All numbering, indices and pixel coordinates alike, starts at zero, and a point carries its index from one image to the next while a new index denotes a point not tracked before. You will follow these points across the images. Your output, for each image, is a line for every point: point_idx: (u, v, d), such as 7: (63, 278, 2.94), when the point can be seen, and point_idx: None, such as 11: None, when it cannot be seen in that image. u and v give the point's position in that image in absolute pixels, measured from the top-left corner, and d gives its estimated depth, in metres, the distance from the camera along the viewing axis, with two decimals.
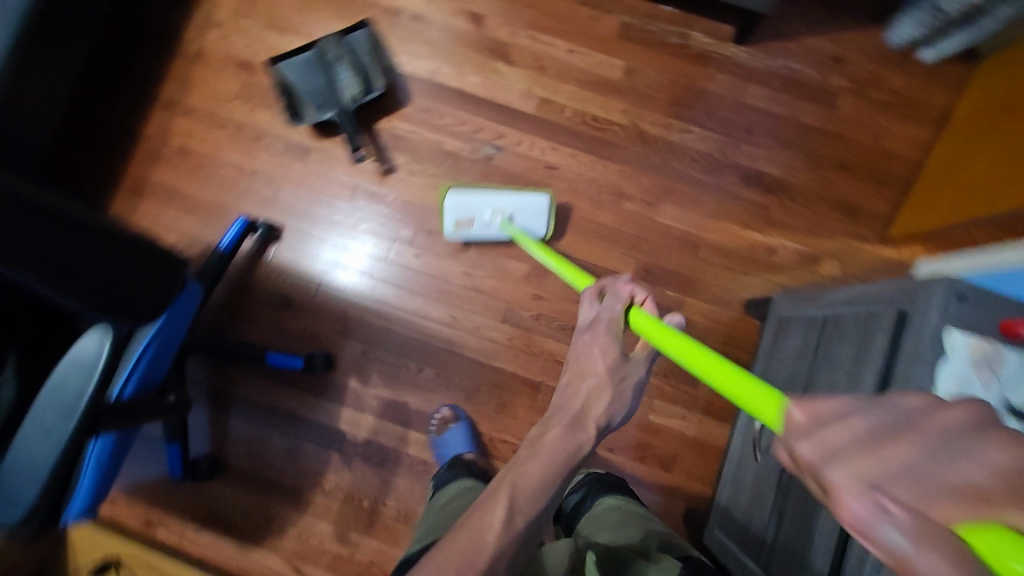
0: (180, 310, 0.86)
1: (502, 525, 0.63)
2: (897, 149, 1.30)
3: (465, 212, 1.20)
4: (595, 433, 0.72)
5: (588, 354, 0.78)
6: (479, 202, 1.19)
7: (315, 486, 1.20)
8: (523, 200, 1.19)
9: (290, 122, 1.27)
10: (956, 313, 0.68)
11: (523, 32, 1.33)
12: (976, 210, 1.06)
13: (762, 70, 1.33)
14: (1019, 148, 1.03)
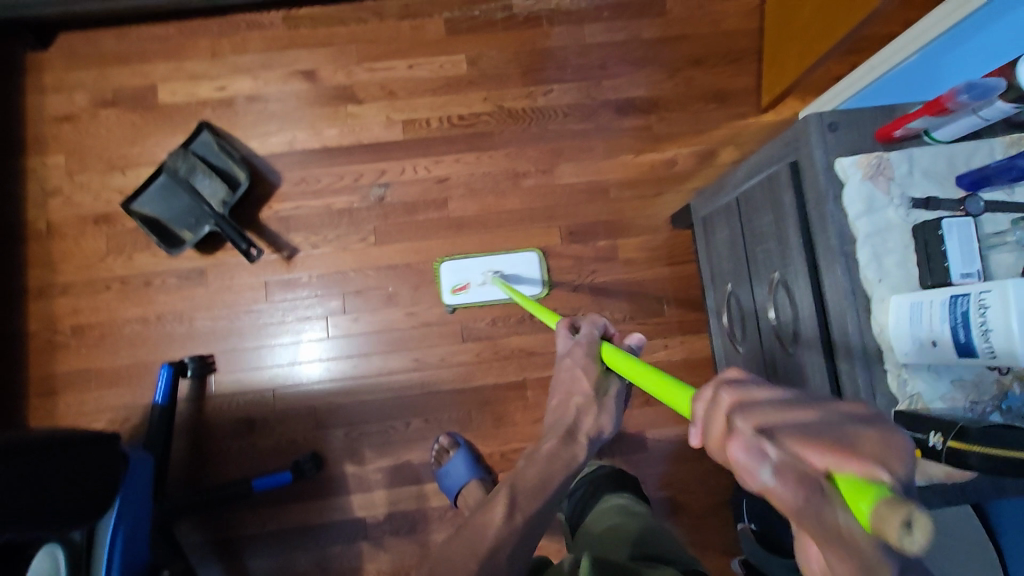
0: (135, 486, 0.80)
1: (503, 525, 0.67)
2: (737, 27, 1.36)
3: (461, 277, 1.24)
4: (588, 446, 0.77)
5: (574, 377, 0.81)
6: (472, 266, 1.24)
7: None
8: (515, 265, 1.25)
9: (169, 250, 1.20)
10: (836, 143, 0.71)
11: (358, 68, 1.30)
12: (820, 46, 1.12)
13: (591, 7, 1.34)
14: None
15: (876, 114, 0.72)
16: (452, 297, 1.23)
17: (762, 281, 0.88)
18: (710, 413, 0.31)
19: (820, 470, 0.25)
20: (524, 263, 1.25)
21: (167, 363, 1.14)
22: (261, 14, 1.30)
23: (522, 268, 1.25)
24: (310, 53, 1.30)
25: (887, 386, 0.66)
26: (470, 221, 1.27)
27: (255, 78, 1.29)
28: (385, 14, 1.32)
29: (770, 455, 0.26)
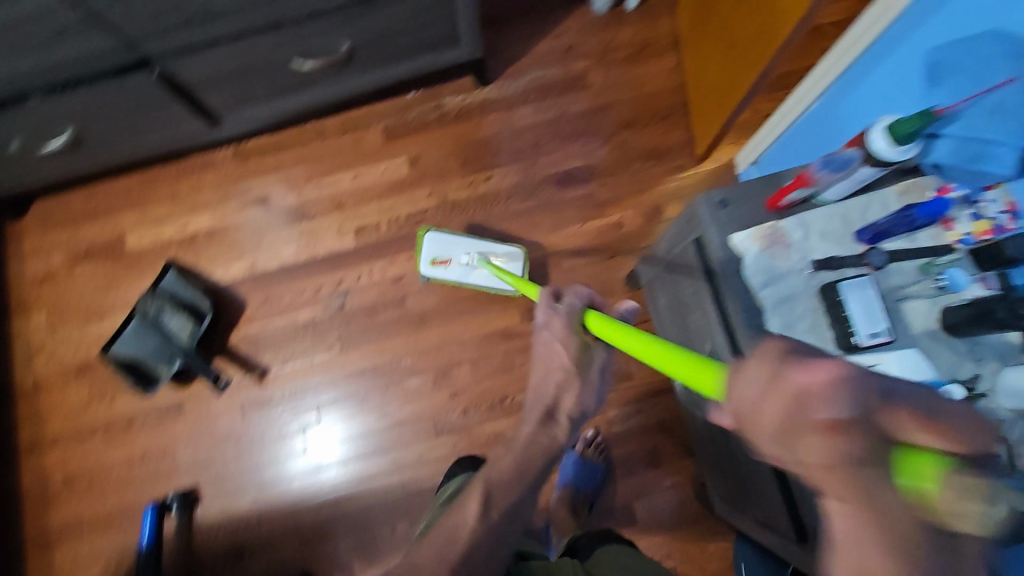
0: None
1: (478, 521, 0.68)
2: (663, 85, 1.40)
3: (443, 251, 1.24)
4: (570, 425, 0.74)
5: (552, 351, 0.76)
6: (457, 245, 1.24)
7: None
8: (506, 250, 1.23)
9: (146, 389, 1.26)
10: (728, 220, 0.74)
11: (307, 187, 1.38)
12: (727, 104, 1.15)
13: (519, 92, 1.41)
14: (721, 44, 1.14)
15: (763, 186, 0.75)
16: (430, 268, 1.24)
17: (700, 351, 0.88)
18: (768, 389, 0.32)
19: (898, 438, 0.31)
20: (509, 259, 1.23)
21: (149, 509, 1.17)
22: (214, 152, 1.39)
23: (507, 262, 1.23)
24: (262, 181, 1.39)
25: None
26: (429, 314, 1.30)
27: (213, 212, 1.37)
28: (327, 133, 1.40)
29: (843, 415, 0.30)
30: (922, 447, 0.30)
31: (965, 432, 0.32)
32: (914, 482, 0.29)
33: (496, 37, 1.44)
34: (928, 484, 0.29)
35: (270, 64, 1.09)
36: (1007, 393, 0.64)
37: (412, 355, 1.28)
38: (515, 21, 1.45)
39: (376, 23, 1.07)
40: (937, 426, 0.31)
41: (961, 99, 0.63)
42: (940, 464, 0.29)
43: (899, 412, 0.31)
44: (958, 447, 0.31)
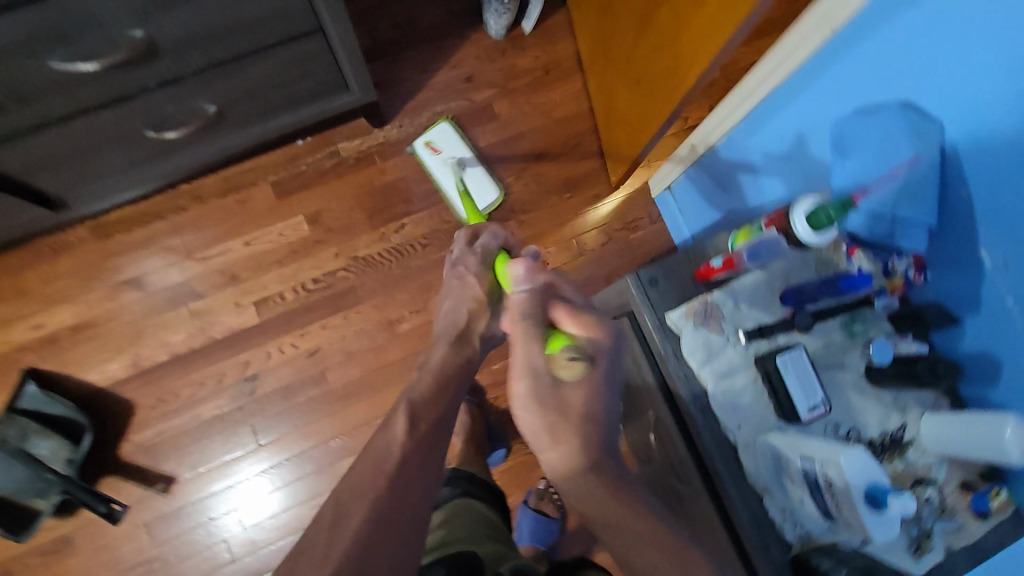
0: None
1: (407, 441, 0.57)
2: (569, 111, 1.35)
3: (439, 140, 1.27)
4: (480, 347, 0.73)
5: (463, 284, 0.76)
6: (454, 143, 1.28)
7: None
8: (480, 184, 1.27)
9: (18, 535, 1.04)
10: (660, 298, 0.71)
11: (191, 260, 1.21)
12: (637, 136, 1.10)
13: (420, 130, 1.31)
14: (626, 71, 1.08)
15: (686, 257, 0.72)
16: (419, 146, 1.27)
17: (637, 415, 0.85)
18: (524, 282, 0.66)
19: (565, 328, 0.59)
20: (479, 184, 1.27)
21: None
22: (66, 233, 1.18)
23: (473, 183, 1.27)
24: (134, 259, 1.19)
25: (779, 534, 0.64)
26: (354, 386, 1.19)
27: (76, 305, 1.16)
28: (205, 196, 1.23)
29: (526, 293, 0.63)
30: (568, 330, 0.59)
31: (603, 334, 0.58)
32: (552, 347, 0.58)
33: (389, 71, 1.32)
34: (553, 347, 0.58)
35: (119, 138, 0.92)
36: (930, 443, 0.65)
37: (341, 435, 1.18)
38: (407, 51, 1.34)
39: (246, 81, 0.92)
40: (579, 319, 0.59)
41: (870, 175, 0.65)
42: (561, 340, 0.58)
43: (563, 312, 0.60)
44: (584, 334, 0.58)
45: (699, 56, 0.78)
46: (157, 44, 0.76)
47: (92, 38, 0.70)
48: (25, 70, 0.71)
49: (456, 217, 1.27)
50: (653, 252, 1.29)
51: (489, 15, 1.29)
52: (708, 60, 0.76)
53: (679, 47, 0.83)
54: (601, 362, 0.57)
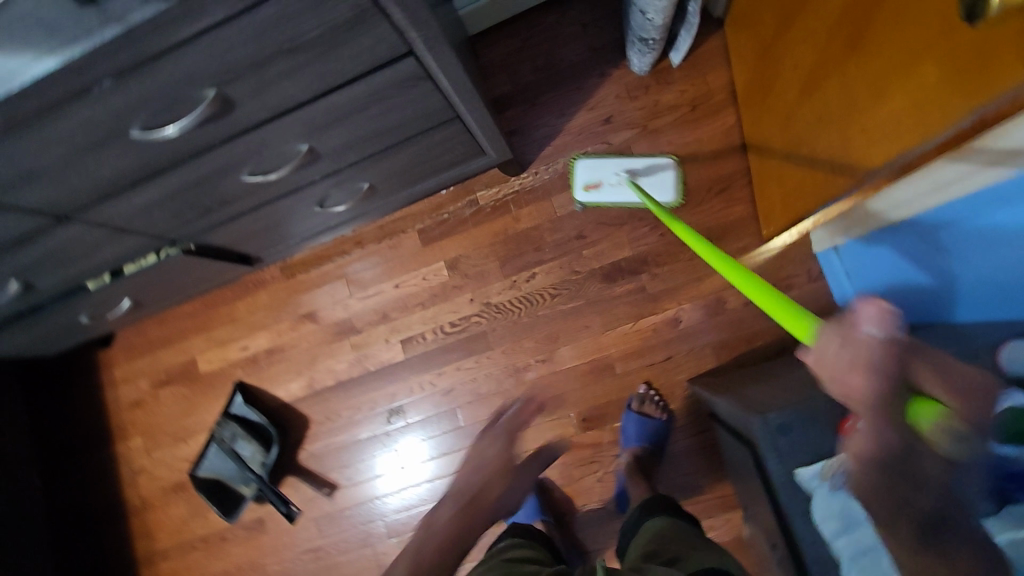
0: None
1: None
2: (719, 151, 1.22)
3: (595, 174, 1.26)
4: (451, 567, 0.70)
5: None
6: (610, 164, 1.26)
7: None
8: (650, 163, 1.24)
9: (230, 516, 1.32)
10: (791, 449, 0.64)
11: (352, 298, 1.38)
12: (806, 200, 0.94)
13: (556, 176, 1.30)
14: (792, 126, 0.91)
15: (820, 403, 0.65)
16: (586, 194, 1.26)
17: (766, 525, 0.77)
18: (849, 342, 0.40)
19: (932, 394, 0.40)
20: (660, 177, 1.23)
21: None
22: (264, 271, 1.43)
23: (655, 177, 1.24)
24: (310, 295, 1.41)
25: None
26: (483, 428, 1.28)
27: (270, 332, 1.42)
28: (364, 242, 1.39)
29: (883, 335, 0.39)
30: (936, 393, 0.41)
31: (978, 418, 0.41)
32: (925, 417, 0.40)
33: (526, 116, 1.32)
34: (924, 420, 0.40)
35: (296, 212, 1.08)
36: None
37: None
38: (544, 93, 1.32)
39: (393, 163, 1.00)
40: (952, 382, 0.40)
41: None
42: (940, 410, 0.40)
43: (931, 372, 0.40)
44: (963, 404, 0.40)
45: (879, 151, 0.67)
46: (318, 151, 0.85)
47: (270, 156, 0.81)
48: (225, 184, 0.85)
49: (587, 267, 1.26)
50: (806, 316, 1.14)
51: (631, 54, 1.21)
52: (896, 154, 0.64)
53: (853, 127, 0.70)
54: (980, 431, 0.41)
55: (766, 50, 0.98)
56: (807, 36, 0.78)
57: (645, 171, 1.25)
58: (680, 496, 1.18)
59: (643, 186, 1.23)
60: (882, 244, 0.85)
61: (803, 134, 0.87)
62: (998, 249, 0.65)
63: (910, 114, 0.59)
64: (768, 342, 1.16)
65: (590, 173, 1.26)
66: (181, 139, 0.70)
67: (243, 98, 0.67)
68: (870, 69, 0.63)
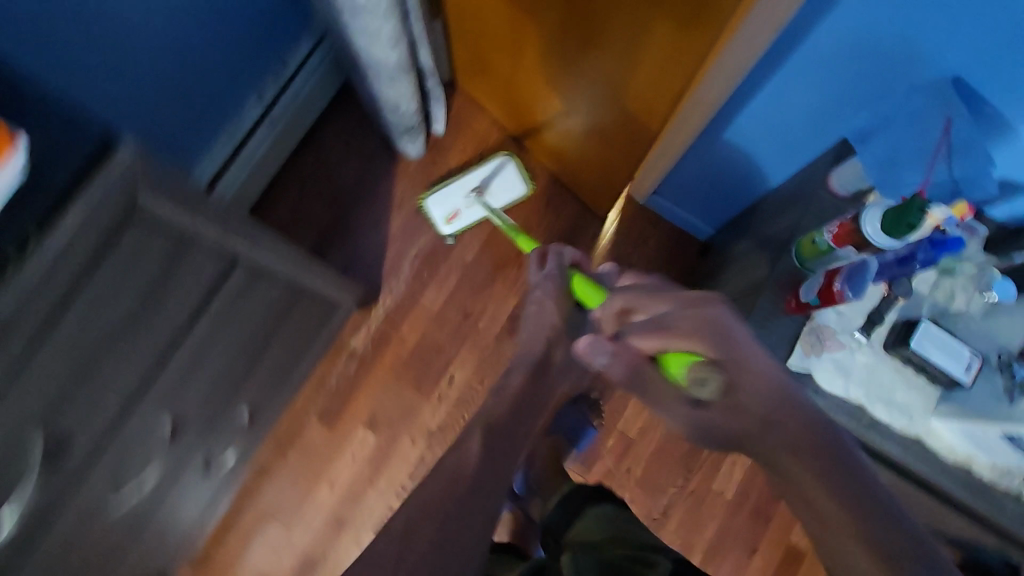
0: None
1: None
2: (522, 179, 1.32)
3: (448, 206, 1.27)
4: None
5: None
6: (454, 190, 1.27)
7: None
8: (488, 168, 1.29)
9: None
10: (773, 351, 0.71)
11: (293, 531, 1.17)
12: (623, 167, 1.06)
13: (410, 282, 1.27)
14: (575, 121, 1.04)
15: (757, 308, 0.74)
16: (448, 225, 1.27)
17: None
18: (594, 350, 0.64)
19: (673, 346, 0.58)
20: (503, 178, 1.29)
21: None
22: None
23: (500, 179, 1.29)
24: (244, 564, 1.16)
25: (998, 486, 0.66)
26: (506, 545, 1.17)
27: None
28: (268, 467, 1.19)
29: (601, 356, 0.64)
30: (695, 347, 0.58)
31: (728, 346, 0.56)
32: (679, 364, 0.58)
33: (346, 249, 1.27)
34: (679, 370, 0.59)
35: (185, 496, 0.88)
36: None
37: None
38: (347, 220, 1.29)
39: (262, 373, 0.89)
40: (679, 339, 0.57)
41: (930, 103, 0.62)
42: (684, 358, 0.58)
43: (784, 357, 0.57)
44: (702, 347, 0.56)
45: (661, 98, 0.81)
46: (180, 417, 0.71)
47: (133, 462, 0.66)
48: (91, 531, 0.65)
49: (492, 336, 1.25)
50: (671, 253, 1.29)
51: (403, 145, 1.24)
52: (685, 81, 0.76)
53: (628, 92, 0.84)
54: (728, 356, 0.55)
55: (512, 80, 1.11)
56: (551, 49, 0.91)
57: (485, 177, 1.28)
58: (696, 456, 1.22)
59: (493, 194, 1.28)
60: (688, 166, 1.03)
61: (586, 118, 1.00)
62: (767, 128, 0.82)
63: (676, 49, 0.71)
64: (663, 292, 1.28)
65: (440, 199, 1.27)
66: (19, 529, 0.52)
67: (76, 425, 0.52)
68: (621, 46, 0.76)
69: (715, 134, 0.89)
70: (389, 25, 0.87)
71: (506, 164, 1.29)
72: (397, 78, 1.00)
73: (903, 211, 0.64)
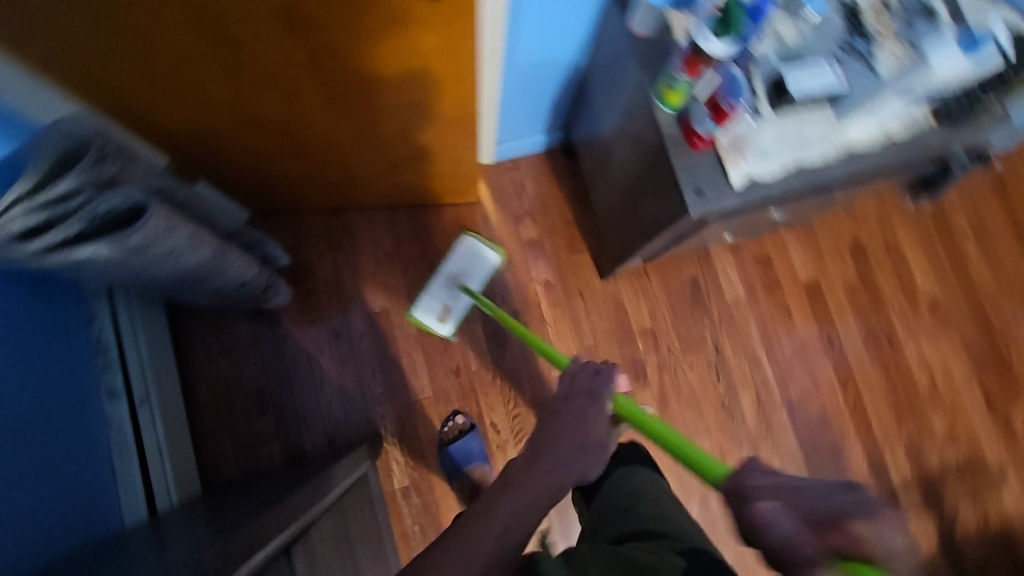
0: None
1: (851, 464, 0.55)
2: (390, 232, 1.27)
3: (432, 305, 1.19)
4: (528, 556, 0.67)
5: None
6: (432, 288, 1.19)
7: (993, 523, 1.26)
8: (459, 254, 1.19)
9: None
10: (714, 186, 0.74)
11: None
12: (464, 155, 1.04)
13: (389, 393, 1.19)
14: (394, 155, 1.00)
15: (675, 167, 0.74)
16: (445, 326, 1.19)
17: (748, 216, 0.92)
18: (775, 514, 0.48)
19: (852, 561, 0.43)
20: (472, 253, 1.20)
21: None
22: None
23: (469, 255, 1.20)
24: None
25: (911, 129, 0.77)
26: None
27: None
28: None
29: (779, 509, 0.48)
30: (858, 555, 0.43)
31: None
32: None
33: (313, 424, 1.16)
34: None
35: None
36: None
37: (692, 504, 1.22)
38: (288, 402, 1.16)
39: None
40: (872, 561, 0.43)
41: None
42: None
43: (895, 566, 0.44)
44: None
45: (462, 83, 0.78)
46: None
47: None
48: None
49: (490, 364, 1.23)
50: (546, 176, 1.32)
51: (271, 301, 1.13)
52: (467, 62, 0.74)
53: (427, 96, 0.80)
54: None
55: (310, 167, 1.03)
56: (327, 120, 0.85)
57: (454, 260, 1.20)
58: (699, 294, 1.31)
59: (474, 277, 1.20)
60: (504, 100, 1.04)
61: (405, 142, 0.95)
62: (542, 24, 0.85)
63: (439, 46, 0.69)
64: (569, 207, 1.31)
65: (425, 306, 1.19)
66: None
67: None
68: (390, 66, 0.72)
69: (515, 49, 0.90)
70: (180, 230, 0.76)
71: (471, 241, 1.20)
72: (225, 259, 0.88)
73: (726, 17, 0.68)
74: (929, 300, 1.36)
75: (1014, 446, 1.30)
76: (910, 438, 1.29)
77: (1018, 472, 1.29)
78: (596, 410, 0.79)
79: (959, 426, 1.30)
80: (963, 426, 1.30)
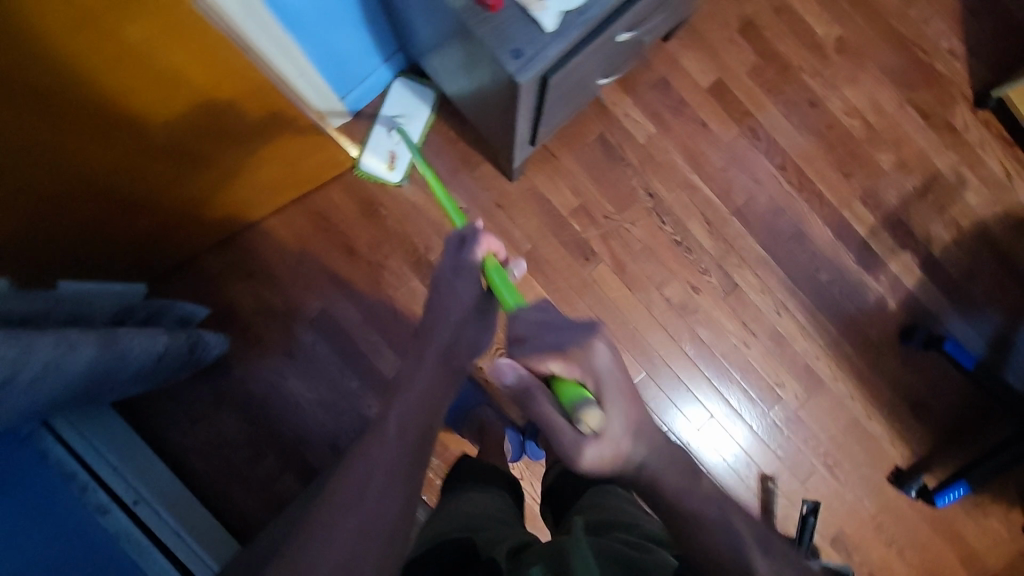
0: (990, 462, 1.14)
1: None
2: (288, 234, 1.20)
3: (378, 154, 1.16)
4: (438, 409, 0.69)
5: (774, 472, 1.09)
6: (375, 136, 1.17)
7: (964, 232, 1.26)
8: (393, 99, 1.17)
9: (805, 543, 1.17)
10: (532, 38, 0.65)
11: None
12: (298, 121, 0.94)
13: (365, 382, 1.19)
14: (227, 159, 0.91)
15: (482, 39, 0.65)
16: (393, 169, 1.18)
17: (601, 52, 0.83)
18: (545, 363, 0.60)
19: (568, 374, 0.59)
20: (407, 93, 1.17)
21: (935, 506, 1.19)
22: None
23: (402, 96, 1.17)
24: None
25: None
26: (635, 345, 1.22)
27: None
28: None
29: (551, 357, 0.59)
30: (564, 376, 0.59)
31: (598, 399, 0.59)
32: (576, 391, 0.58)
33: (309, 442, 1.17)
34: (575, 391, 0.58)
35: None
36: None
37: (685, 344, 1.23)
38: (277, 433, 1.17)
39: None
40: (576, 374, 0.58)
41: None
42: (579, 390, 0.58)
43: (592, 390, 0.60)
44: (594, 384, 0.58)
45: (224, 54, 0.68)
46: None
47: None
48: None
49: None
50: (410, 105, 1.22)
51: (208, 355, 1.09)
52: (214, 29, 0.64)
53: (195, 85, 0.70)
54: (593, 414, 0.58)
55: (158, 212, 0.95)
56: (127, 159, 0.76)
57: (388, 104, 1.17)
58: (611, 148, 1.25)
59: (413, 121, 1.19)
60: (310, 48, 0.92)
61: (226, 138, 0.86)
62: None
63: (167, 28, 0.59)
64: (448, 127, 1.22)
65: (367, 155, 1.16)
66: None
67: None
68: (124, 77, 0.61)
69: None
70: (38, 345, 0.68)
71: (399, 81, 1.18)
72: (119, 344, 0.83)
73: None
74: (837, 45, 1.28)
75: (965, 149, 1.27)
76: (864, 188, 1.27)
77: (975, 170, 1.27)
78: (464, 276, 0.76)
79: (908, 156, 1.27)
80: (910, 155, 1.27)
